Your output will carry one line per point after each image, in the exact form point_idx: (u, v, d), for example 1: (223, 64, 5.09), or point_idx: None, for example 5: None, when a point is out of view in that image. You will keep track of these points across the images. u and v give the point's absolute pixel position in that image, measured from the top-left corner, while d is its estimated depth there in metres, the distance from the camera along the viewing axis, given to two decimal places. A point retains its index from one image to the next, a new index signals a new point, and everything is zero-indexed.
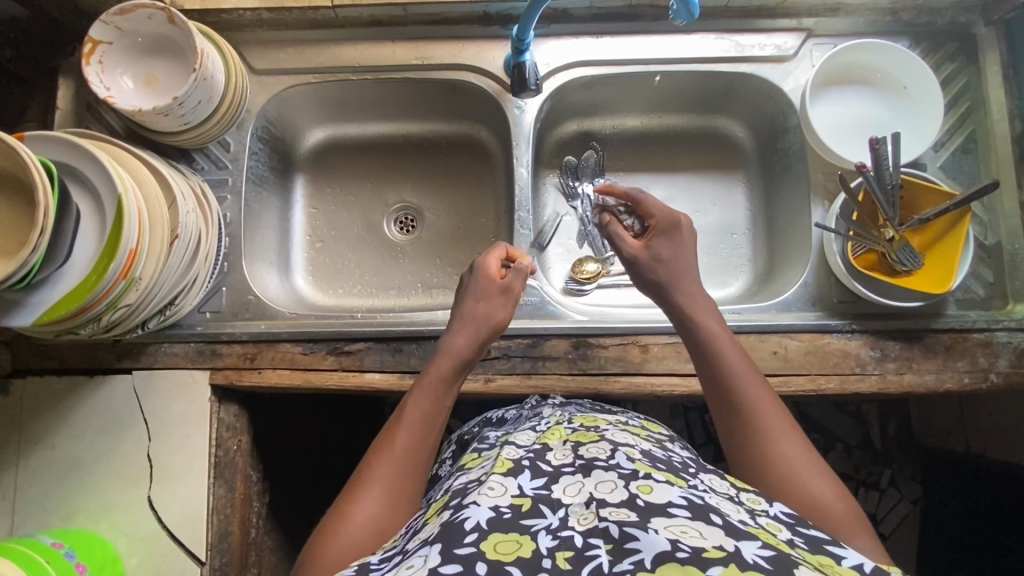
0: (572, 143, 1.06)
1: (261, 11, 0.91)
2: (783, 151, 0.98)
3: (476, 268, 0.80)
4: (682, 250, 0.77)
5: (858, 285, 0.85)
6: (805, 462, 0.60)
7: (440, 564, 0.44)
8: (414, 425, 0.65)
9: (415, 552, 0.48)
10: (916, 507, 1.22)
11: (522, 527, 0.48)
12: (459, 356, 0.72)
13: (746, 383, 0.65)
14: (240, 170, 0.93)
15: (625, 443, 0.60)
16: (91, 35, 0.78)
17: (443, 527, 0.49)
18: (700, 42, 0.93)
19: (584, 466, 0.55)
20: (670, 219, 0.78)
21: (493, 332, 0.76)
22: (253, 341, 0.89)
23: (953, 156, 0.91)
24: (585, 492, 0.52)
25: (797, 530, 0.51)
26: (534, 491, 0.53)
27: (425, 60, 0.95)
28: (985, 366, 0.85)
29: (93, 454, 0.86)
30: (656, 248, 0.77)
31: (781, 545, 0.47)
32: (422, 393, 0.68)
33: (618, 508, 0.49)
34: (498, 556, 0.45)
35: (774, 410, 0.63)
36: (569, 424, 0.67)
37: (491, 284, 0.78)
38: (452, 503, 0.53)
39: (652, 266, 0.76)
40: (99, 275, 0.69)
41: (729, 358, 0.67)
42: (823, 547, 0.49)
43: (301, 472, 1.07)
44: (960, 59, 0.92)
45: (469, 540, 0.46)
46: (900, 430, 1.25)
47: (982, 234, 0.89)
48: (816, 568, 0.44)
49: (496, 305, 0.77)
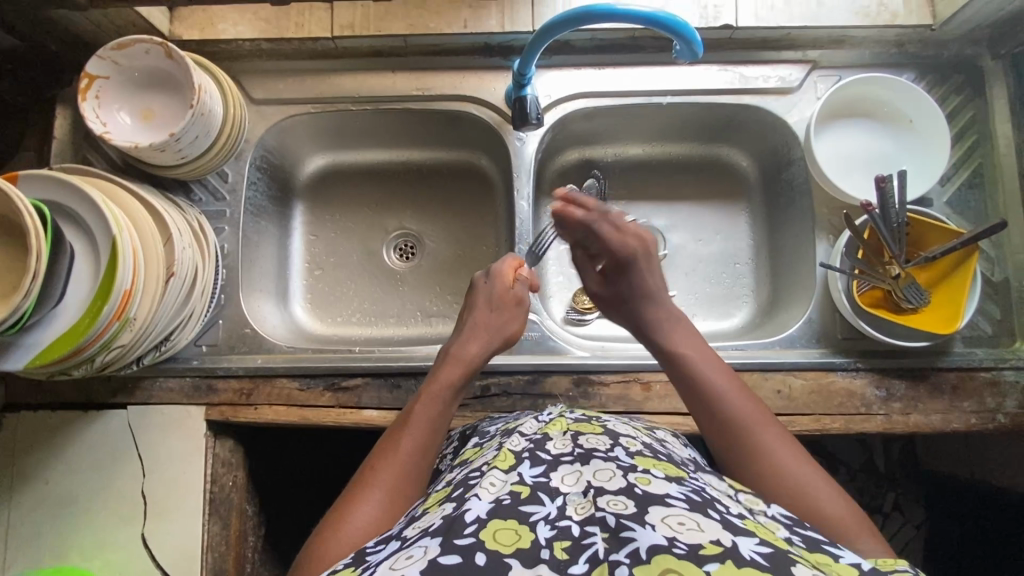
0: (573, 170, 1.05)
1: (261, 41, 0.91)
2: (787, 182, 0.97)
3: (491, 273, 0.80)
4: (642, 282, 0.76)
5: (864, 325, 0.83)
6: (808, 470, 0.59)
7: (441, 554, 0.43)
8: (418, 431, 0.64)
9: (415, 542, 0.46)
10: (921, 531, 1.17)
11: (521, 515, 0.47)
12: (468, 364, 0.72)
13: (738, 398, 0.64)
14: (239, 201, 0.92)
15: (627, 434, 0.59)
16: (87, 71, 0.77)
17: (444, 519, 0.47)
18: (704, 73, 0.92)
19: (583, 455, 0.53)
20: (625, 253, 0.76)
21: (504, 342, 0.77)
22: (249, 376, 0.88)
23: (960, 191, 0.90)
24: (583, 481, 0.50)
25: (795, 529, 0.51)
26: (534, 479, 0.50)
27: (426, 91, 0.94)
28: (992, 407, 0.84)
29: (87, 491, 0.84)
30: (615, 284, 0.78)
31: (778, 541, 0.45)
32: (429, 398, 0.68)
33: (616, 497, 0.47)
34: (498, 547, 0.44)
35: (769, 424, 0.63)
36: (570, 414, 0.63)
37: (508, 292, 0.79)
38: (454, 494, 0.52)
39: (615, 303, 0.78)
40: (94, 316, 0.68)
41: (716, 379, 0.66)
42: (821, 546, 0.49)
43: (293, 504, 1.05)
44: (967, 92, 0.91)
45: (469, 531, 0.45)
46: (903, 453, 1.20)
47: (989, 269, 0.88)
48: (813, 567, 0.43)
49: (511, 315, 0.78)
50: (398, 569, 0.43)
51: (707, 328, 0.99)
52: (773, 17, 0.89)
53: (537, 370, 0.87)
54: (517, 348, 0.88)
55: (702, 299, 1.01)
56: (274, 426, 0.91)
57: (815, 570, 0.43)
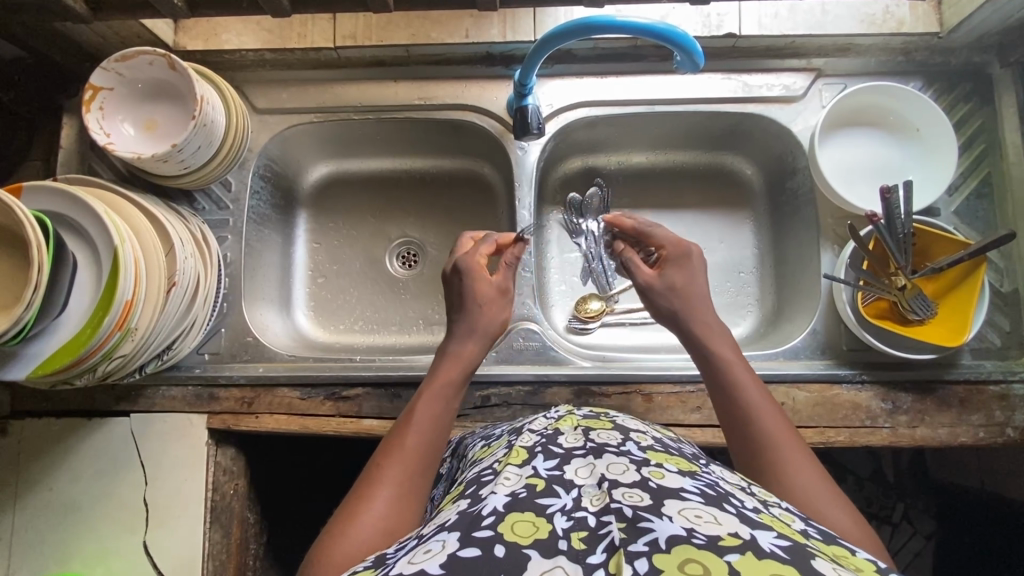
0: (575, 179, 1.04)
1: (264, 52, 0.92)
2: (791, 191, 0.96)
3: (464, 271, 0.74)
4: (693, 280, 0.72)
5: (869, 337, 0.82)
6: (823, 491, 0.53)
7: (459, 549, 0.41)
8: (422, 427, 0.62)
9: (432, 537, 0.45)
10: (931, 543, 1.11)
11: (537, 507, 0.45)
12: (466, 361, 0.69)
13: (760, 406, 0.60)
14: (242, 210, 0.93)
15: (636, 429, 0.58)
16: (91, 82, 0.78)
17: (461, 516, 0.46)
18: (708, 82, 0.92)
19: (595, 449, 0.52)
20: (682, 248, 0.74)
21: (496, 334, 0.73)
22: (250, 385, 0.88)
23: (968, 202, 0.88)
24: (597, 474, 0.48)
25: (812, 521, 0.48)
26: (548, 472, 0.49)
27: (428, 101, 0.94)
28: (1001, 421, 0.82)
29: (89, 498, 0.85)
30: (669, 276, 0.72)
31: (796, 535, 0.43)
32: (432, 396, 0.65)
33: (631, 490, 0.45)
34: (515, 539, 0.42)
35: (792, 440, 0.58)
36: (579, 410, 0.62)
37: (489, 287, 0.74)
38: (468, 491, 0.51)
39: (667, 294, 0.71)
40: (94, 328, 0.68)
41: (744, 385, 0.62)
42: (837, 540, 0.46)
43: (292, 511, 1.05)
44: (975, 100, 0.90)
45: (487, 523, 0.43)
46: (913, 463, 1.15)
47: (998, 280, 0.86)
48: (833, 560, 0.41)
49: (497, 307, 0.74)
50: (416, 562, 0.41)
51: None
52: (776, 24, 0.88)
53: (539, 381, 0.86)
54: (518, 358, 0.88)
55: None
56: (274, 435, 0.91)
57: (837, 564, 0.40)
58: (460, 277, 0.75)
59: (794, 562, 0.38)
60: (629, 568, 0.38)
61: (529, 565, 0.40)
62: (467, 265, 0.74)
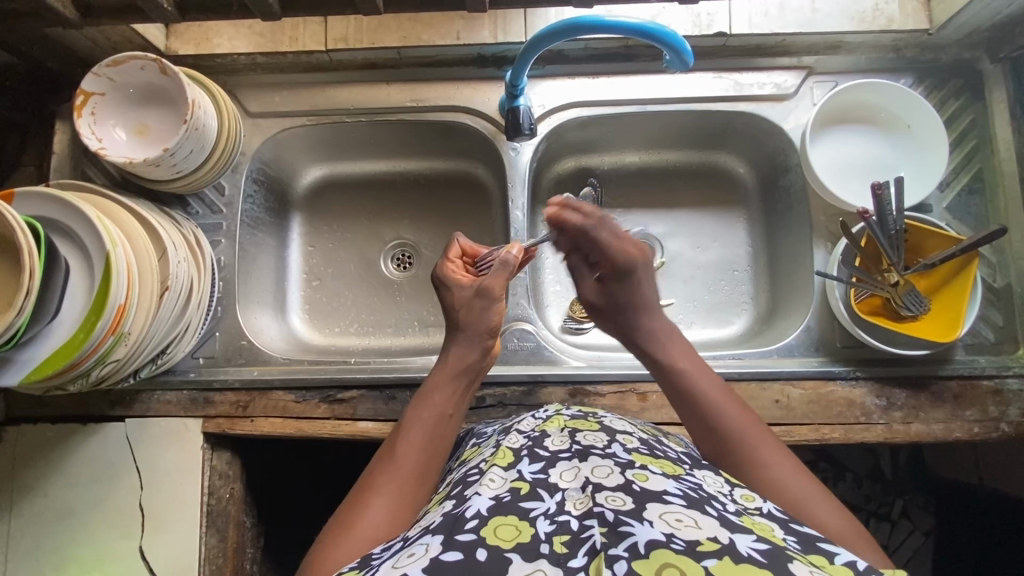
0: (570, 178, 1.04)
1: (256, 55, 0.92)
2: (784, 190, 0.97)
3: (441, 280, 0.72)
4: (638, 294, 0.68)
5: (862, 333, 0.82)
6: (791, 471, 0.56)
7: (441, 552, 0.42)
8: (412, 436, 0.61)
9: (416, 541, 0.45)
10: (930, 539, 1.09)
11: (520, 511, 0.45)
12: (456, 365, 0.67)
13: (719, 397, 0.62)
14: (235, 214, 0.93)
15: (623, 430, 0.58)
16: (82, 87, 0.78)
17: (446, 517, 0.46)
18: (699, 81, 0.92)
19: (580, 452, 0.51)
20: (623, 261, 0.67)
21: (492, 336, 0.69)
22: (245, 389, 0.88)
23: (960, 197, 0.89)
24: (582, 477, 0.48)
25: (791, 528, 0.47)
26: (532, 475, 0.49)
27: (420, 102, 0.94)
28: (995, 416, 0.83)
29: (85, 504, 0.85)
30: (610, 294, 0.69)
31: (775, 538, 0.44)
32: (423, 405, 0.64)
33: (615, 493, 0.45)
34: (498, 543, 0.42)
35: (754, 424, 0.60)
36: (567, 410, 0.62)
37: (466, 292, 0.70)
38: (453, 493, 0.51)
39: (608, 312, 0.70)
40: (88, 332, 0.68)
41: (700, 382, 0.63)
42: (816, 546, 0.45)
43: (288, 514, 1.05)
44: (965, 96, 0.90)
45: (470, 527, 0.44)
46: (911, 460, 1.13)
47: (990, 275, 0.87)
48: (809, 564, 0.41)
49: (478, 312, 0.68)
50: (399, 567, 0.42)
51: (706, 335, 0.98)
52: (767, 23, 0.88)
53: (534, 381, 0.86)
54: (513, 358, 0.89)
55: (701, 306, 1.00)
56: (269, 438, 0.91)
57: (813, 567, 0.41)
58: (441, 290, 0.73)
59: (772, 567, 0.39)
60: (609, 571, 0.39)
61: (510, 567, 0.40)
62: (440, 275, 0.72)
